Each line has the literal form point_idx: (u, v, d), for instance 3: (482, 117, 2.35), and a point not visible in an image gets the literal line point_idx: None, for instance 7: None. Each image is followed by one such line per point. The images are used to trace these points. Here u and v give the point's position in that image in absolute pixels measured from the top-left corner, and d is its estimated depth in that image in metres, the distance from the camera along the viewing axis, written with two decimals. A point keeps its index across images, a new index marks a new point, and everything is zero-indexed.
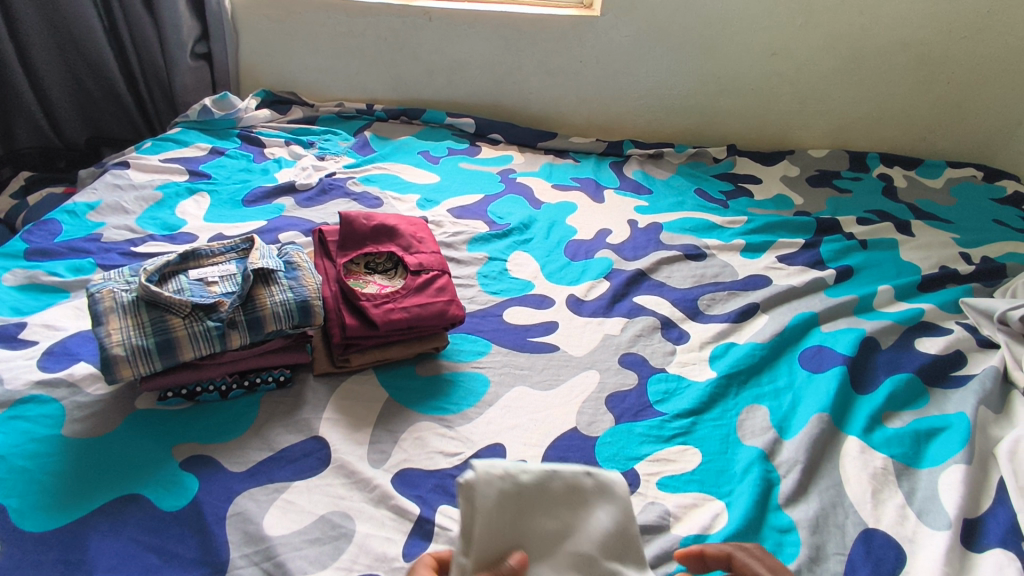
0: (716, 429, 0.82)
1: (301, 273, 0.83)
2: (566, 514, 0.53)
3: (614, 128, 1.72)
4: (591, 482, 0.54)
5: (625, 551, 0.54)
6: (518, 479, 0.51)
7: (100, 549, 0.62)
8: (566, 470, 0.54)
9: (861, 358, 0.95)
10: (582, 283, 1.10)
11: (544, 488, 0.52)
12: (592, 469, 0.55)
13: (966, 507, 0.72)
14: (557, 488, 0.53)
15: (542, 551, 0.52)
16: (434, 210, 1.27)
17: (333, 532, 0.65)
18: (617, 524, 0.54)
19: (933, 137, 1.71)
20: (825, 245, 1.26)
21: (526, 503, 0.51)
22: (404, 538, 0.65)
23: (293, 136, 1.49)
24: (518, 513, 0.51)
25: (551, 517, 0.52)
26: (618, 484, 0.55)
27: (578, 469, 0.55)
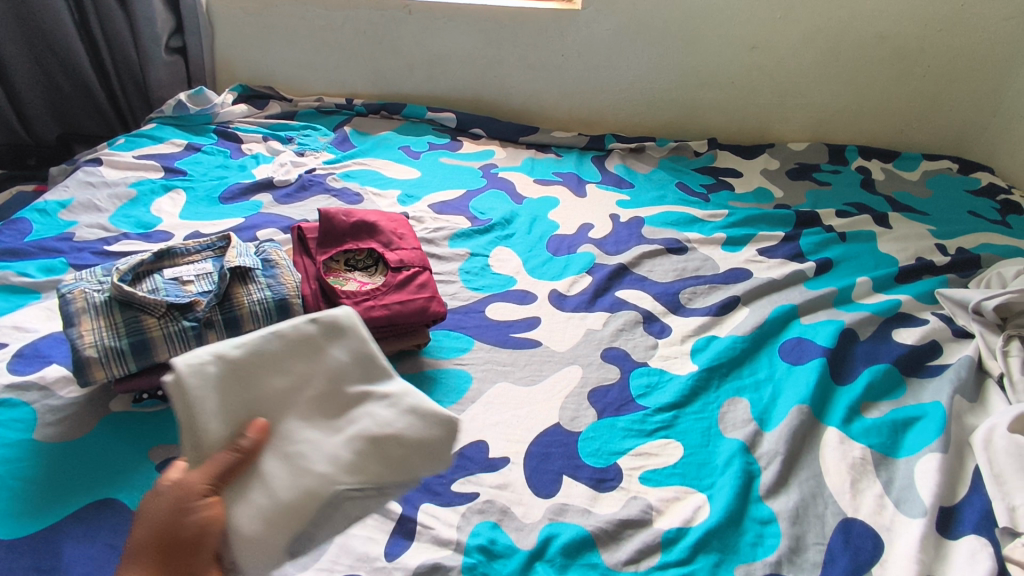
0: (697, 422, 0.83)
1: (279, 271, 0.82)
2: (299, 365, 0.62)
3: (596, 122, 1.72)
4: (314, 327, 0.63)
5: (371, 371, 0.64)
6: (228, 355, 0.59)
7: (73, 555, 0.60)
8: (287, 328, 0.63)
9: (840, 349, 0.96)
10: (564, 277, 1.10)
11: (259, 354, 0.60)
12: (311, 318, 0.64)
13: (941, 494, 0.73)
14: (276, 346, 0.61)
15: (281, 407, 0.60)
16: (415, 205, 1.26)
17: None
18: (355, 358, 0.64)
19: (910, 130, 1.73)
20: (804, 238, 1.27)
21: (250, 372, 0.59)
22: (386, 538, 0.64)
23: (271, 132, 1.47)
24: (244, 382, 0.59)
25: (286, 371, 0.61)
26: (341, 317, 0.65)
27: (296, 321, 0.63)
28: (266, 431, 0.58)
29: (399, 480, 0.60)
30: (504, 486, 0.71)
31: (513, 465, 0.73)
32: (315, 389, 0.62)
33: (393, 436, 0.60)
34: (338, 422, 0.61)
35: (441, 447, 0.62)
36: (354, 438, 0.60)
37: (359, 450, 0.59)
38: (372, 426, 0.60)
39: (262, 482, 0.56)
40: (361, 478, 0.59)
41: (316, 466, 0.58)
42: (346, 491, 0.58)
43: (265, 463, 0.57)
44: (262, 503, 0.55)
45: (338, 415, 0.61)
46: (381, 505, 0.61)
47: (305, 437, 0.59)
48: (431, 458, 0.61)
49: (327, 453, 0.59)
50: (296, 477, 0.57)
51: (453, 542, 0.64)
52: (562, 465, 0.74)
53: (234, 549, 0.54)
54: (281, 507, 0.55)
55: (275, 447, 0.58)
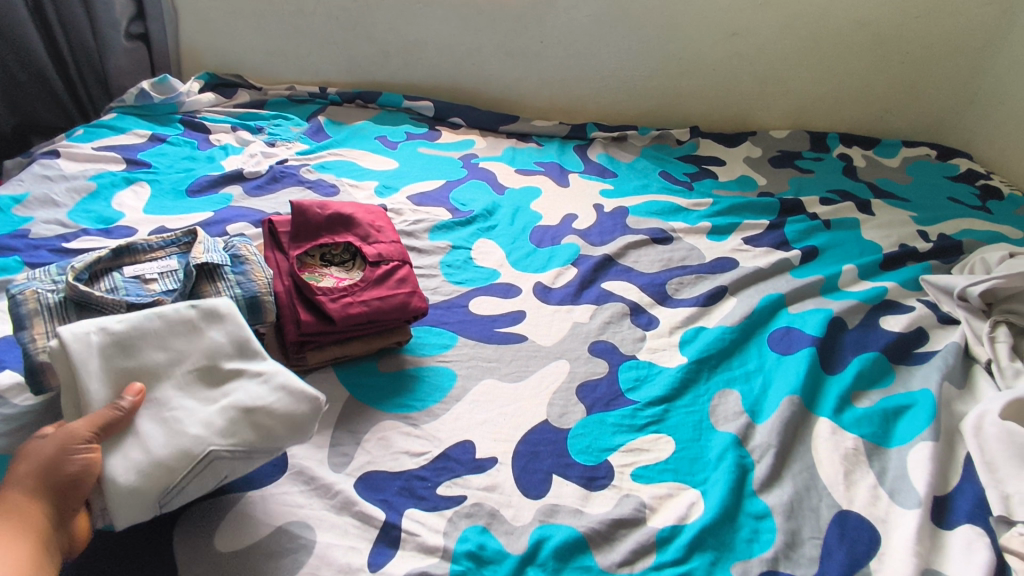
0: (688, 415, 0.81)
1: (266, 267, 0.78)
2: (177, 342, 0.62)
3: (577, 111, 1.69)
4: (195, 311, 0.64)
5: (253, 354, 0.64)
6: (107, 329, 0.59)
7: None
8: (171, 309, 0.63)
9: (829, 338, 0.94)
10: (549, 269, 1.07)
11: (141, 328, 0.60)
12: (194, 302, 0.64)
13: (935, 484, 0.72)
14: (157, 325, 0.61)
15: (155, 382, 0.60)
16: (393, 197, 1.22)
17: (291, 545, 0.60)
18: (235, 339, 0.64)
19: (889, 117, 1.73)
20: (789, 225, 1.26)
21: (128, 346, 0.59)
22: (370, 547, 0.61)
23: (240, 121, 1.41)
24: (119, 354, 0.59)
25: (167, 347, 0.61)
26: (224, 305, 0.65)
27: (179, 304, 0.63)
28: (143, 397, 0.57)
29: (270, 450, 0.60)
30: (492, 488, 0.68)
31: (501, 465, 0.70)
32: (193, 364, 0.61)
33: (265, 411, 0.60)
34: (213, 392, 0.60)
35: (306, 421, 0.62)
36: (228, 407, 0.59)
37: (234, 418, 0.59)
38: (245, 398, 0.60)
39: (133, 443, 0.55)
40: (233, 444, 0.58)
41: (189, 430, 0.57)
42: (216, 454, 0.57)
43: (140, 423, 0.56)
44: (137, 457, 0.54)
45: (213, 385, 0.61)
46: (252, 468, 0.60)
47: (181, 404, 0.59)
48: (297, 430, 0.61)
49: (201, 418, 0.58)
50: (167, 441, 0.56)
51: (440, 549, 0.61)
52: (552, 464, 0.71)
53: (108, 497, 0.53)
54: (156, 462, 0.55)
55: (150, 411, 0.58)
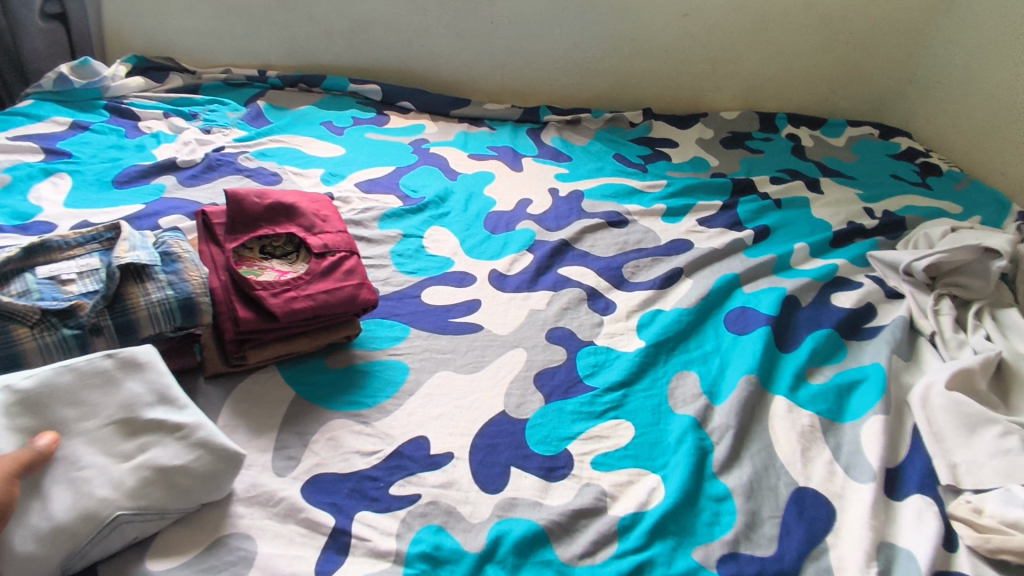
0: (647, 400, 0.80)
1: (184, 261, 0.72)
2: (92, 397, 0.58)
3: (530, 94, 1.66)
4: (110, 362, 0.60)
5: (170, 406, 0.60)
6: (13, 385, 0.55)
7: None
8: (82, 360, 0.59)
9: (784, 317, 0.95)
10: (504, 256, 1.04)
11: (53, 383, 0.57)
12: (110, 352, 0.60)
13: (886, 457, 0.74)
14: (72, 379, 0.58)
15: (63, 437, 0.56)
16: (340, 184, 1.17)
17: (229, 558, 0.56)
18: (153, 389, 0.60)
19: (834, 98, 1.77)
20: (742, 206, 1.27)
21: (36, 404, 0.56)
22: (318, 555, 0.58)
23: (172, 107, 1.32)
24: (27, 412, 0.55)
25: (76, 404, 0.58)
26: (144, 354, 0.62)
27: (93, 355, 0.60)
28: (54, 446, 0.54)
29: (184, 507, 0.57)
30: (449, 484, 0.65)
31: (458, 461, 0.68)
32: (109, 419, 0.58)
33: (184, 471, 0.57)
34: (127, 447, 0.57)
35: (224, 478, 0.59)
36: (142, 465, 0.56)
37: (146, 478, 0.55)
38: (162, 456, 0.57)
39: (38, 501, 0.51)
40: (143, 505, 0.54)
41: (97, 492, 0.53)
42: (124, 517, 0.53)
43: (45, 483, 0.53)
44: (39, 523, 0.50)
45: (127, 439, 0.57)
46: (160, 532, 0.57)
47: (90, 462, 0.55)
48: (214, 486, 0.59)
49: (111, 478, 0.54)
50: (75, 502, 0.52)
51: (393, 553, 0.59)
52: (510, 456, 0.69)
53: None
54: (59, 528, 0.51)
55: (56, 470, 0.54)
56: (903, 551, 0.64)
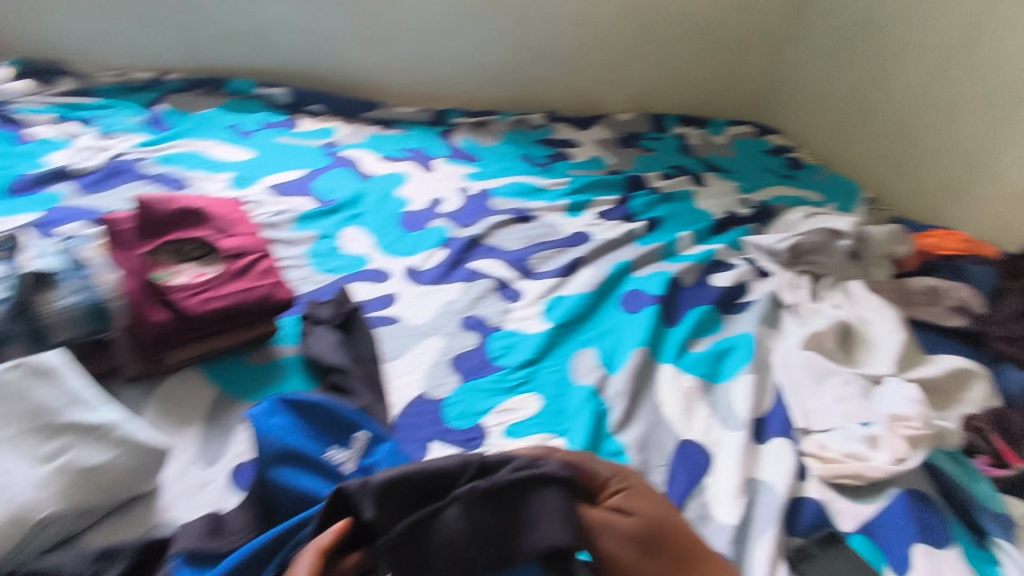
0: (552, 373, 0.90)
1: (299, 456, 0.63)
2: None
3: (439, 96, 1.71)
4: (15, 372, 0.62)
5: (80, 403, 0.63)
6: None
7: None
8: None
9: (671, 296, 1.08)
10: (418, 253, 1.11)
11: None
12: (17, 362, 0.63)
13: (754, 407, 0.87)
14: None
15: None
16: (252, 188, 1.18)
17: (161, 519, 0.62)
18: (48, 368, 0.64)
19: (718, 101, 1.97)
20: (635, 199, 1.39)
21: None
22: (230, 475, 0.67)
23: (65, 112, 1.28)
24: None
25: None
26: (48, 359, 0.64)
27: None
28: None
29: (111, 502, 0.60)
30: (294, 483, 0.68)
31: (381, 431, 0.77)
32: (23, 426, 0.60)
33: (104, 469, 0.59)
34: (47, 449, 0.59)
35: (152, 469, 0.63)
36: (65, 467, 0.58)
37: (69, 480, 0.58)
38: (84, 458, 0.59)
39: None
40: (71, 504, 0.57)
41: (20, 495, 0.55)
42: (55, 516, 0.56)
43: None
44: None
45: (47, 441, 0.60)
46: (92, 526, 0.60)
47: (10, 468, 0.57)
48: (143, 479, 0.62)
49: (33, 481, 0.56)
50: None
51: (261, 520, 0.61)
52: (431, 431, 0.79)
53: None
54: None
55: None
56: (764, 484, 0.77)
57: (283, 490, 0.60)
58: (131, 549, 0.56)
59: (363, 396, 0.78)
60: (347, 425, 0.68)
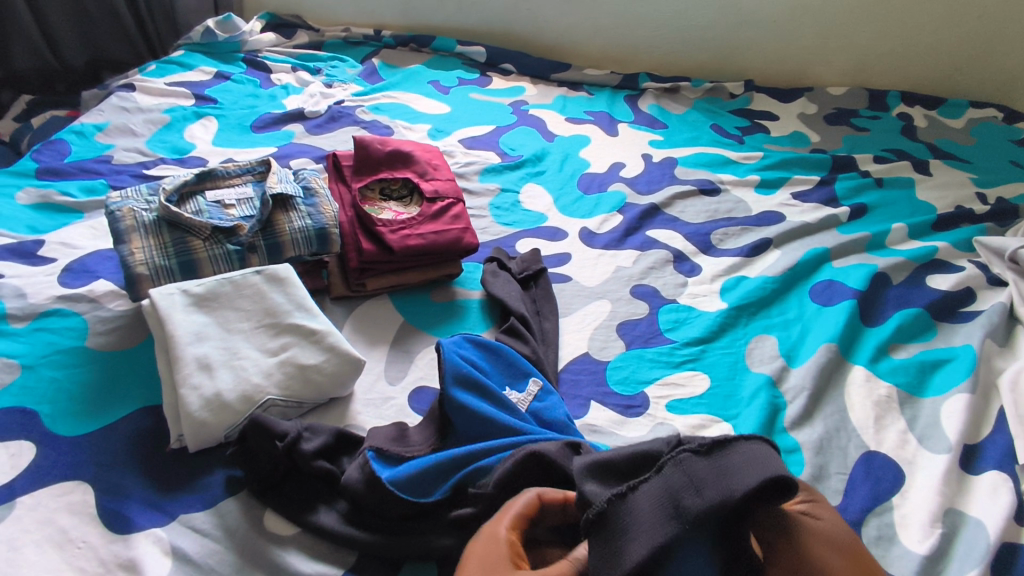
0: (725, 355, 0.86)
1: (479, 386, 0.66)
2: (244, 303, 0.71)
3: (630, 60, 1.68)
4: (258, 277, 0.73)
5: (303, 311, 0.72)
6: (189, 289, 0.70)
7: (80, 526, 0.56)
8: (238, 275, 0.73)
9: (872, 293, 0.96)
10: (595, 216, 1.10)
11: (216, 293, 0.71)
12: (259, 270, 0.74)
13: (966, 432, 0.75)
14: (228, 290, 0.71)
15: (213, 306, 0.70)
16: (445, 139, 1.25)
17: (350, 422, 0.70)
18: (282, 277, 0.74)
19: (958, 76, 1.64)
20: (840, 182, 1.24)
21: (223, 301, 0.71)
22: (411, 394, 0.74)
23: (299, 62, 1.46)
24: (218, 306, 0.70)
25: (232, 306, 0.71)
26: (283, 269, 0.75)
27: (245, 271, 0.73)
28: (197, 338, 0.66)
29: (316, 399, 0.69)
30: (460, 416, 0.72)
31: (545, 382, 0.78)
32: (259, 323, 0.70)
33: (314, 368, 0.68)
34: (273, 345, 0.69)
35: (349, 377, 0.70)
36: (286, 362, 0.68)
37: (288, 372, 0.67)
38: (300, 356, 0.69)
39: (209, 370, 0.65)
40: (287, 393, 0.66)
41: (253, 378, 0.66)
42: (272, 401, 0.66)
43: (215, 367, 0.65)
44: (207, 393, 0.63)
45: (273, 338, 0.70)
46: (299, 416, 0.69)
47: (247, 355, 0.67)
48: (341, 384, 0.70)
49: (262, 369, 0.67)
50: (231, 376, 0.65)
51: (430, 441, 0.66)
52: (591, 391, 0.79)
53: (183, 426, 0.62)
54: (222, 403, 0.63)
55: (222, 356, 0.66)
56: (970, 519, 0.67)
57: (462, 410, 0.64)
58: (329, 429, 0.63)
59: (531, 343, 0.79)
60: (520, 371, 0.73)
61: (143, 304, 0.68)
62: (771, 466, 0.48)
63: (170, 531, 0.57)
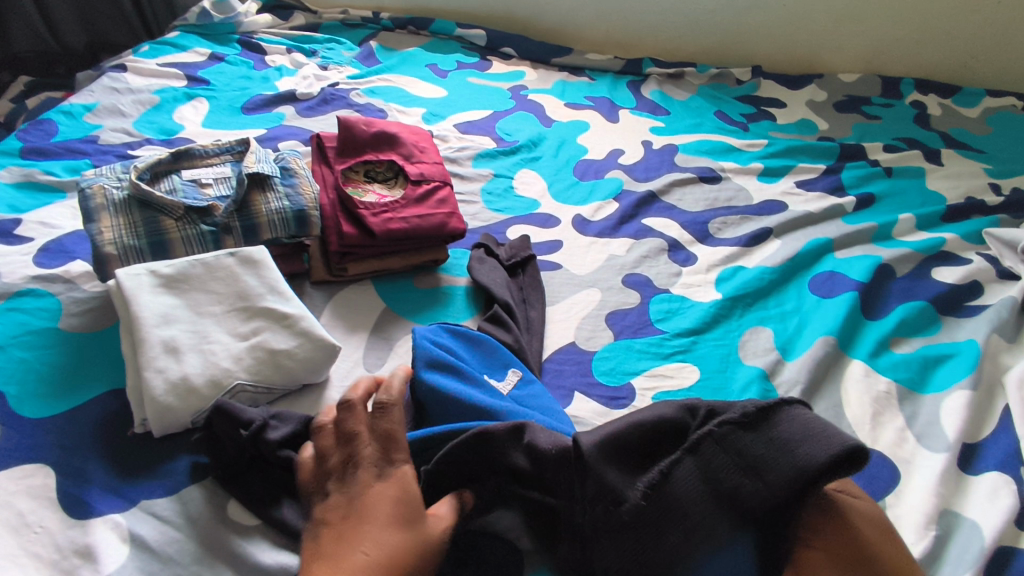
0: (716, 347, 0.83)
1: (453, 369, 0.64)
2: (216, 286, 0.69)
3: (634, 45, 1.63)
4: (231, 260, 0.71)
5: (276, 296, 0.70)
6: (159, 271, 0.68)
7: (37, 511, 0.55)
8: (209, 257, 0.71)
9: (874, 285, 0.92)
10: (589, 203, 1.07)
11: (186, 274, 0.69)
12: (233, 252, 0.72)
13: (966, 431, 0.71)
14: (199, 273, 0.69)
15: (183, 287, 0.68)
16: (439, 124, 1.22)
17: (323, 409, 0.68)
18: (256, 260, 0.72)
19: (976, 64, 1.57)
20: (847, 171, 1.20)
21: (194, 283, 0.69)
22: None
23: (295, 44, 1.43)
24: (189, 287, 0.68)
25: (203, 288, 0.69)
26: (258, 252, 0.73)
27: (218, 253, 0.71)
28: (164, 320, 0.65)
29: (287, 385, 0.67)
30: None
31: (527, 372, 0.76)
32: (231, 306, 0.69)
33: (285, 354, 0.66)
34: (244, 329, 0.67)
35: (322, 363, 0.68)
36: (257, 347, 0.66)
37: (258, 357, 0.65)
38: (271, 341, 0.67)
39: (176, 353, 0.63)
40: (257, 378, 0.65)
41: (221, 362, 0.64)
42: (241, 386, 0.64)
43: (182, 350, 0.63)
44: (173, 377, 0.61)
45: (245, 322, 0.68)
46: (270, 402, 0.67)
47: (217, 339, 0.66)
48: (314, 370, 0.68)
49: (232, 353, 0.65)
50: (199, 361, 0.63)
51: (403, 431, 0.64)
52: (575, 381, 0.76)
53: (147, 410, 0.60)
54: (189, 387, 0.61)
55: (190, 339, 0.65)
56: (967, 522, 0.63)
57: (432, 390, 0.61)
58: (298, 417, 0.61)
59: (514, 331, 0.77)
60: (501, 361, 0.71)
61: (109, 284, 0.66)
62: (825, 430, 0.46)
63: (130, 517, 0.56)
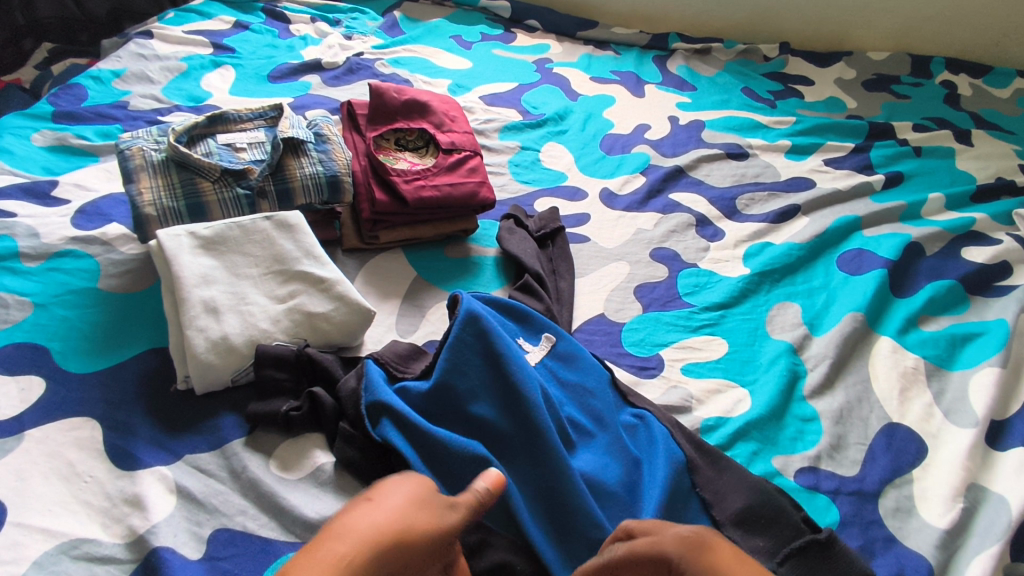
0: (744, 322, 0.83)
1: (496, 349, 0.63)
2: (253, 249, 0.70)
3: (659, 20, 1.61)
4: (268, 224, 0.72)
5: (313, 260, 0.71)
6: (197, 232, 0.69)
7: (86, 462, 0.57)
8: (246, 220, 0.71)
9: (904, 263, 0.92)
10: (616, 177, 1.07)
11: (224, 237, 0.70)
12: (269, 216, 0.72)
13: (996, 408, 0.71)
14: (237, 235, 0.70)
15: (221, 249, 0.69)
16: (465, 95, 1.22)
17: None
18: (291, 224, 0.73)
19: (1008, 43, 1.54)
20: (876, 149, 1.19)
21: (232, 245, 0.70)
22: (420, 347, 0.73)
23: (320, 13, 1.42)
24: (226, 249, 0.69)
25: (240, 251, 0.70)
26: (293, 217, 0.73)
27: (254, 216, 0.72)
28: (203, 281, 0.65)
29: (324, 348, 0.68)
30: None
31: None
32: (268, 269, 0.69)
33: (321, 317, 0.67)
34: (281, 292, 0.68)
35: (359, 327, 0.69)
36: (294, 309, 0.67)
37: (296, 319, 0.67)
38: (308, 304, 0.68)
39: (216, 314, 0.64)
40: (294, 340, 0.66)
41: (260, 323, 0.65)
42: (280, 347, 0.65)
43: (220, 311, 0.64)
44: (214, 336, 0.62)
45: (282, 285, 0.69)
46: None
47: (255, 301, 0.67)
48: (350, 335, 0.69)
49: (270, 315, 0.66)
50: (238, 322, 0.64)
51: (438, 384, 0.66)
52: (605, 351, 0.77)
53: (190, 368, 0.61)
54: (230, 347, 0.63)
55: (230, 300, 0.66)
56: (995, 495, 0.64)
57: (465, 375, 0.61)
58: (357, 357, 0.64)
59: (545, 300, 0.77)
60: (536, 327, 0.71)
61: (150, 244, 0.67)
62: None
63: (175, 470, 0.57)
